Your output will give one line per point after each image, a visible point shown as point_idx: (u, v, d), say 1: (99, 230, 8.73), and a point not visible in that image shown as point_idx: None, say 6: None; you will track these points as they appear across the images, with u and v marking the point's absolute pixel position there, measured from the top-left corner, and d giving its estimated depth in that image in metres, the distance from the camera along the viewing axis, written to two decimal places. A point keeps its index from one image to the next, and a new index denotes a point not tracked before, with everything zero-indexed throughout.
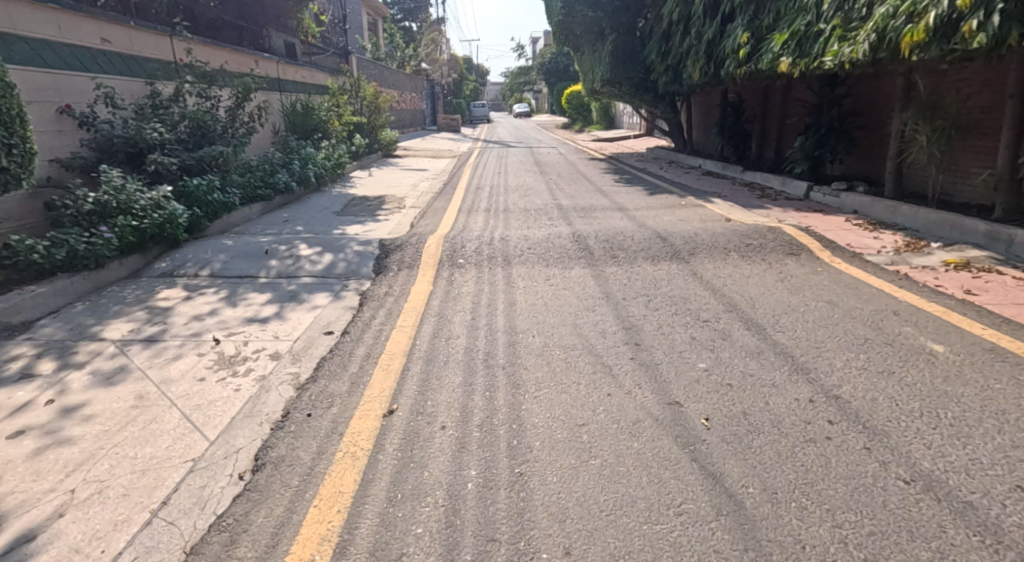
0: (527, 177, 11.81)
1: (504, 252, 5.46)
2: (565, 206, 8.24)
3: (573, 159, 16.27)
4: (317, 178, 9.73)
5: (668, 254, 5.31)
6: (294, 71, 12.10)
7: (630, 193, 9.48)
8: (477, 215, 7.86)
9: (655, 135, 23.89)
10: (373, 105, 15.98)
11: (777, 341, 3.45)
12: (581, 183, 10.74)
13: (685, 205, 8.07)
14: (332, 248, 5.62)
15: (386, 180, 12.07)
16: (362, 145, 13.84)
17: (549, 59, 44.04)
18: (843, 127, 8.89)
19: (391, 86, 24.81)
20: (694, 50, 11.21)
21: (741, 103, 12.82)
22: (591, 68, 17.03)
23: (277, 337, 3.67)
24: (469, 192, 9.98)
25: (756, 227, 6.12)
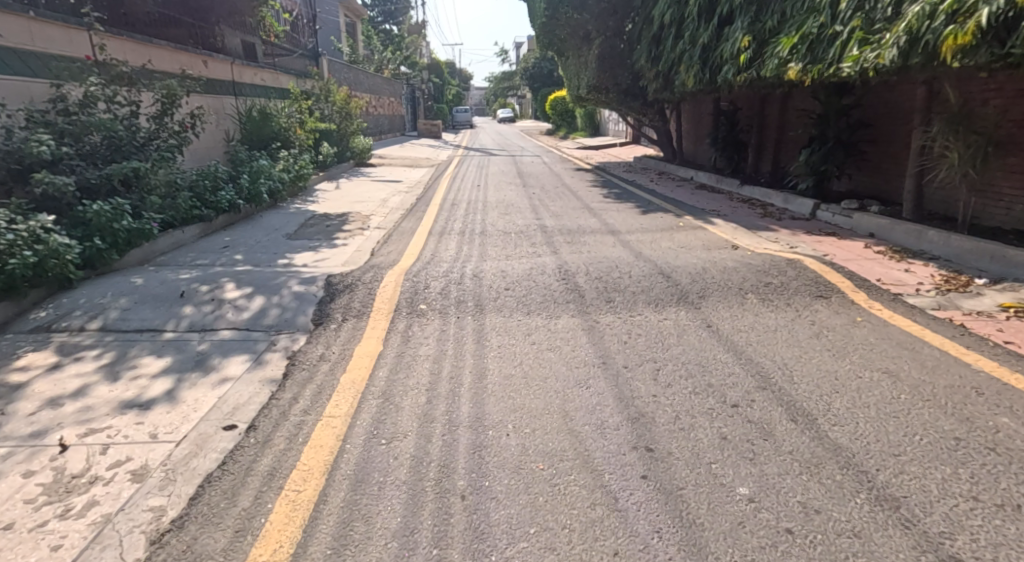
0: (508, 191, 10.89)
1: (476, 294, 4.50)
2: (550, 227, 7.33)
3: (558, 169, 15.40)
4: (270, 193, 8.73)
5: (673, 296, 4.41)
6: (251, 73, 11.23)
7: (619, 210, 8.65)
8: (450, 238, 6.90)
9: (643, 142, 23.12)
10: (343, 111, 15.05)
11: (833, 438, 2.54)
12: (566, 199, 9.88)
13: (681, 227, 7.23)
14: (266, 288, 4.63)
15: (354, 194, 11.04)
16: (330, 153, 12.91)
17: (533, 64, 43.36)
18: (852, 140, 8.09)
19: (368, 90, 23.83)
20: (686, 56, 10.38)
21: (736, 111, 12.01)
22: (577, 74, 16.20)
23: (155, 436, 2.69)
24: (444, 208, 9.01)
25: (771, 259, 5.25)
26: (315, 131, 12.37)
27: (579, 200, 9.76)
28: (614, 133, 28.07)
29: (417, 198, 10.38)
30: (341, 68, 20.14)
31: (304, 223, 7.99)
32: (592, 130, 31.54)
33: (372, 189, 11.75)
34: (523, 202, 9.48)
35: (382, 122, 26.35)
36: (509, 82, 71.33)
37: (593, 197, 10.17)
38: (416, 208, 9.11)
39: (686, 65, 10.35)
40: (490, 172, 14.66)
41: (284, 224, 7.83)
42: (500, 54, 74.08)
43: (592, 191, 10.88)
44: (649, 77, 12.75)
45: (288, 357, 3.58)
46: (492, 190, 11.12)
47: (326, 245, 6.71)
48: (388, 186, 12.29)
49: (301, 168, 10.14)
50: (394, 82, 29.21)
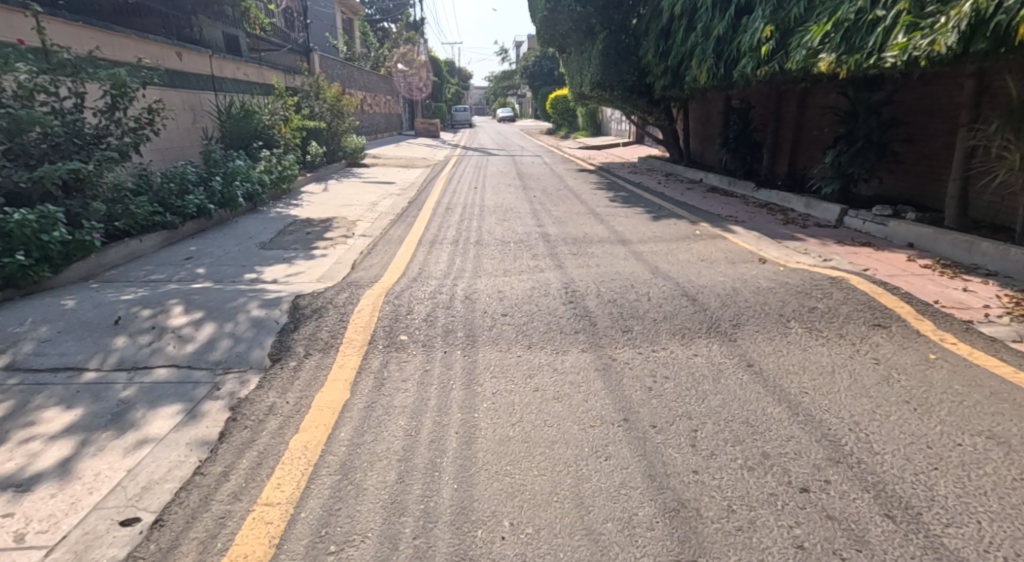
0: (507, 194, 10.20)
1: (467, 322, 3.79)
2: (553, 235, 6.63)
3: (560, 170, 14.72)
4: (247, 196, 8.10)
5: (701, 323, 3.73)
6: (233, 67, 10.65)
7: (627, 215, 7.98)
8: (442, 248, 6.20)
9: (647, 142, 22.43)
10: (334, 109, 14.43)
11: (950, 548, 1.84)
12: (569, 203, 9.20)
13: (697, 236, 6.55)
14: (220, 313, 3.93)
15: (344, 196, 10.36)
16: (319, 153, 12.34)
17: (533, 63, 42.72)
18: (883, 139, 7.40)
19: (363, 87, 23.16)
20: (699, 49, 9.68)
21: (749, 110, 11.31)
22: (580, 70, 15.50)
23: (24, 536, 1.98)
24: (438, 213, 8.32)
25: (809, 277, 4.54)
26: (302, 129, 11.80)
27: (583, 204, 9.08)
28: (616, 132, 27.38)
29: (410, 202, 9.70)
30: (334, 65, 19.44)
31: (283, 230, 7.30)
32: (594, 129, 30.87)
33: (363, 191, 11.06)
34: (523, 206, 8.80)
35: (378, 121, 25.64)
36: (509, 81, 70.64)
37: (598, 200, 9.49)
38: (408, 213, 8.43)
39: (699, 59, 9.63)
40: (489, 173, 13.98)
41: (261, 231, 7.13)
42: (500, 53, 73.32)
43: (597, 194, 10.20)
44: (657, 73, 12.06)
45: (232, 407, 2.89)
46: (491, 192, 10.43)
47: (304, 255, 6.03)
48: (381, 187, 11.61)
49: (285, 168, 9.58)
50: (391, 80, 28.57)
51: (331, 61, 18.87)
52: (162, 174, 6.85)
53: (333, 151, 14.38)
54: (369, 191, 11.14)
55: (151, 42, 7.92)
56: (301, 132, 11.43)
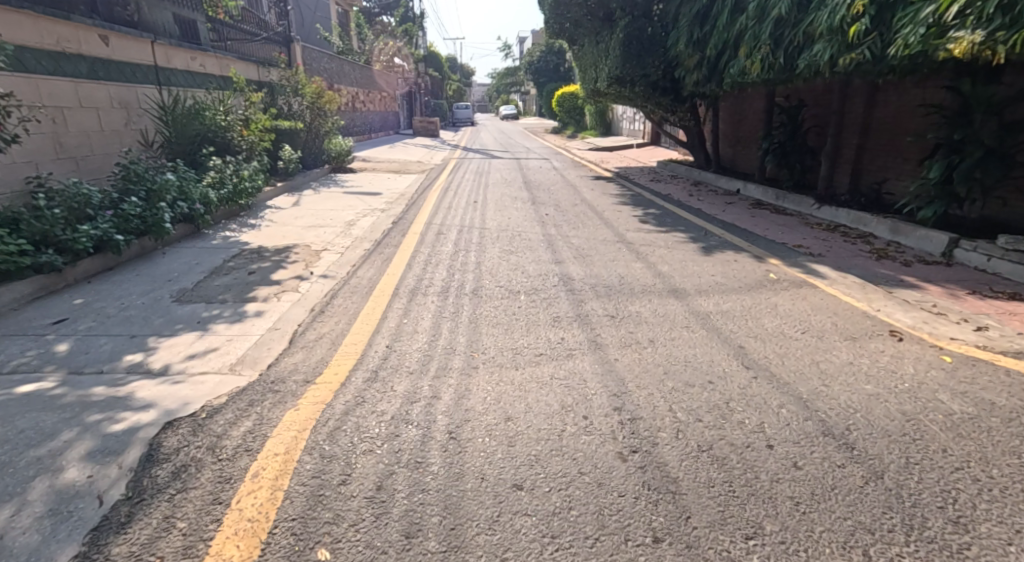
0: (513, 210, 8.51)
1: (450, 502, 2.06)
2: (576, 279, 4.92)
3: (572, 177, 13.00)
4: (181, 216, 6.47)
5: (885, 510, 1.99)
6: (186, 57, 9.05)
7: (667, 245, 6.27)
8: (426, 301, 4.47)
9: (664, 142, 20.69)
10: (312, 107, 12.89)
11: None
12: (589, 224, 7.48)
13: (773, 281, 4.84)
14: (7, 476, 2.18)
15: (318, 213, 8.65)
16: (292, 158, 10.90)
17: (538, 58, 41.03)
18: (1011, 149, 5.62)
19: (354, 83, 21.48)
20: (749, 35, 7.94)
21: (800, 109, 9.53)
22: (595, 64, 13.77)
23: None
24: (428, 239, 6.62)
25: (1009, 383, 2.81)
26: (269, 132, 10.30)
27: (607, 226, 7.37)
28: (628, 132, 25.69)
29: (397, 220, 8.00)
30: (321, 58, 17.72)
31: (222, 268, 5.59)
32: (605, 128, 29.19)
33: (342, 205, 9.37)
34: (535, 230, 7.09)
35: (371, 119, 23.89)
36: (512, 77, 68.82)
37: (625, 220, 7.78)
38: (389, 240, 6.74)
39: (748, 47, 7.93)
40: (491, 181, 12.29)
41: (190, 271, 5.42)
42: (503, 48, 71.63)
43: (621, 210, 8.49)
44: (689, 67, 10.34)
45: None
46: (494, 208, 8.71)
47: (234, 313, 4.34)
48: (366, 200, 9.91)
49: (240, 177, 8.06)
50: (387, 76, 26.90)
51: (317, 53, 17.15)
52: (54, 196, 5.13)
53: (310, 155, 12.92)
54: (350, 204, 9.47)
55: (53, 22, 6.26)
56: (268, 135, 9.93)
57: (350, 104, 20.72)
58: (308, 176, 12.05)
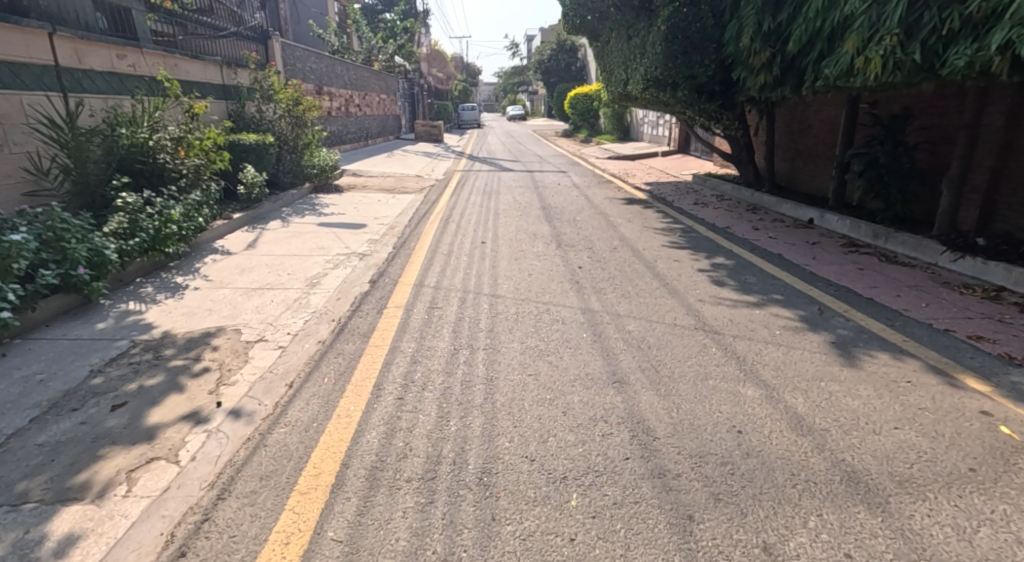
0: (534, 260, 6.41)
1: None
2: (662, 440, 2.85)
3: (598, 199, 10.87)
4: (48, 287, 4.52)
5: None
6: (104, 55, 7.15)
7: (773, 337, 4.15)
8: (398, 516, 2.38)
9: (695, 150, 18.55)
10: (286, 114, 10.98)
11: None
12: (641, 288, 5.39)
13: (1021, 452, 2.69)
14: None
15: (275, 261, 6.58)
16: (254, 180, 8.90)
17: (549, 57, 38.99)
18: None
19: (348, 85, 19.46)
20: (858, 21, 5.83)
21: (904, 119, 7.37)
22: (627, 63, 11.66)
23: None
24: (415, 324, 4.54)
25: None
26: (222, 149, 8.32)
27: (670, 293, 5.24)
28: (650, 139, 23.56)
29: (378, 278, 5.90)
30: (309, 57, 15.69)
31: (79, 390, 3.51)
32: (622, 132, 27.11)
33: (312, 247, 7.28)
34: (568, 302, 4.98)
35: (367, 125, 21.91)
36: (520, 78, 67.02)
37: (688, 279, 5.67)
38: (357, 322, 4.63)
39: (859, 39, 5.83)
40: (502, 206, 10.20)
41: (16, 401, 3.34)
42: (511, 47, 69.57)
43: (678, 260, 6.36)
44: (756, 66, 8.20)
45: None
46: (509, 256, 6.59)
47: (12, 550, 2.24)
48: (345, 238, 7.82)
49: (165, 215, 6.07)
50: (387, 77, 24.92)
51: (302, 51, 15.10)
52: None
53: (284, 172, 11.00)
54: (324, 246, 7.40)
55: None
56: (218, 154, 7.97)
57: (343, 108, 18.68)
58: (280, 200, 9.97)
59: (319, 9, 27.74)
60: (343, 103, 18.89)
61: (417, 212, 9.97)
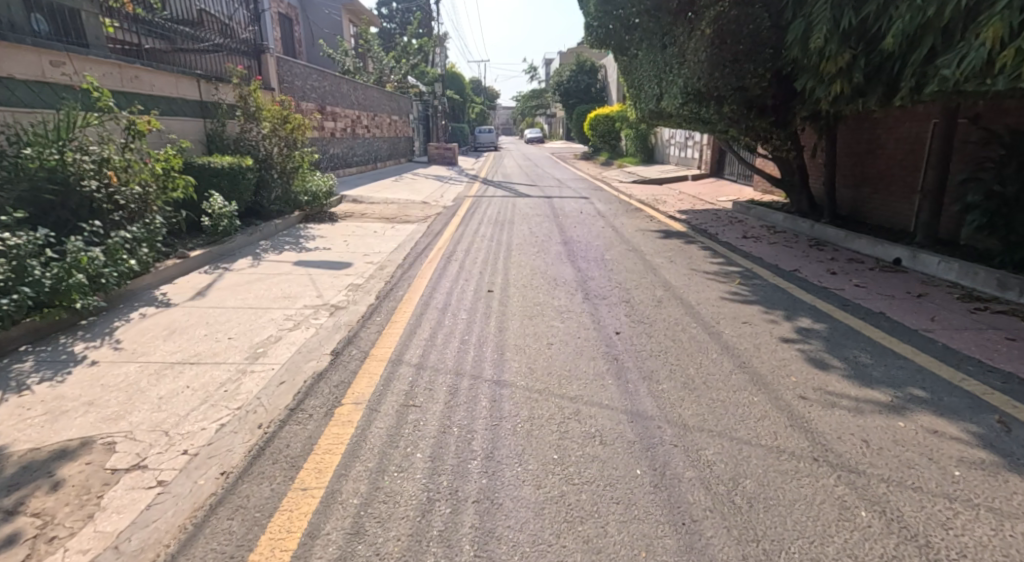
0: (555, 322, 4.87)
1: None
2: None
3: (629, 231, 9.35)
4: None
5: None
6: (32, 60, 5.84)
7: (951, 486, 2.54)
8: None
9: (730, 174, 16.99)
10: (272, 134, 9.66)
11: None
12: (708, 372, 3.81)
13: None
14: None
15: (222, 318, 5.11)
16: (223, 210, 7.51)
17: (567, 78, 37.95)
18: None
19: (354, 104, 18.29)
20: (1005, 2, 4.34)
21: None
22: (662, 75, 10.18)
23: None
24: (376, 442, 3.00)
25: None
26: (181, 175, 6.97)
27: (751, 382, 3.65)
28: (677, 161, 22.01)
29: (344, 348, 4.39)
30: (310, 74, 14.54)
31: None
32: (646, 154, 25.69)
33: (276, 296, 5.83)
34: (605, 402, 3.42)
35: (375, 147, 20.74)
36: (537, 101, 66.34)
37: (771, 356, 4.08)
38: (293, 434, 3.11)
39: (1007, 25, 4.29)
40: (516, 239, 8.72)
41: None
42: (529, 70, 69.03)
43: (748, 323, 4.77)
44: (830, 72, 6.65)
45: None
46: (522, 315, 5.06)
47: None
48: (322, 283, 6.36)
49: (72, 261, 4.66)
50: (398, 98, 23.82)
51: (302, 68, 13.95)
52: None
53: (267, 199, 9.67)
54: (292, 294, 5.94)
55: None
56: (172, 180, 6.60)
57: (348, 129, 17.53)
58: (259, 233, 8.57)
59: (331, 30, 27.04)
60: (349, 124, 17.74)
61: (417, 245, 8.51)
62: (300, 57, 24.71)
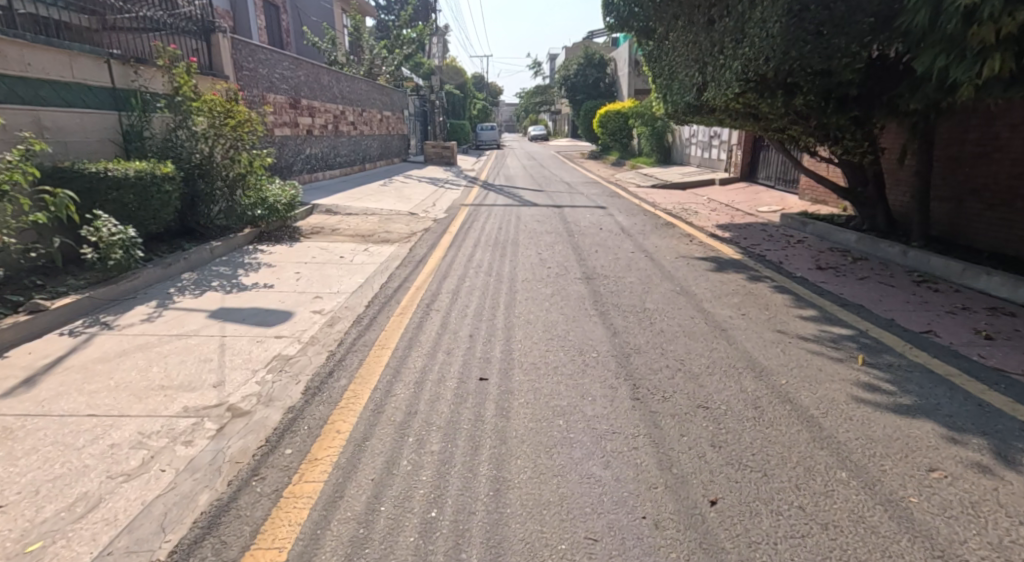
0: (593, 467, 2.78)
1: None
2: None
3: (667, 259, 7.27)
4: None
5: None
6: None
7: None
8: None
9: (767, 179, 14.89)
10: (210, 133, 7.67)
11: None
12: None
13: None
14: None
15: (31, 439, 3.06)
16: (115, 239, 5.47)
17: (575, 72, 35.90)
18: None
19: (338, 98, 16.25)
20: None
21: None
22: (708, 58, 8.08)
23: None
24: None
25: None
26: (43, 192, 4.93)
27: None
28: (699, 163, 19.88)
29: (192, 552, 2.28)
30: (280, 61, 12.48)
31: None
32: (661, 154, 23.59)
33: (151, 385, 3.75)
34: None
35: (364, 146, 18.70)
36: (542, 98, 64.30)
37: None
38: None
39: None
40: (521, 271, 6.65)
41: None
42: (533, 66, 66.84)
43: (945, 474, 2.66)
44: (984, 43, 4.55)
45: None
46: (535, 448, 2.96)
47: None
48: (236, 354, 4.29)
49: None
50: (391, 92, 21.79)
51: (270, 53, 11.89)
52: None
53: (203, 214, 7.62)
54: (178, 379, 3.86)
55: None
56: (20, 200, 4.57)
57: (330, 126, 15.48)
58: (181, 265, 6.51)
59: (323, 19, 25.09)
60: (331, 120, 15.68)
61: (389, 280, 6.43)
62: (289, 48, 22.81)
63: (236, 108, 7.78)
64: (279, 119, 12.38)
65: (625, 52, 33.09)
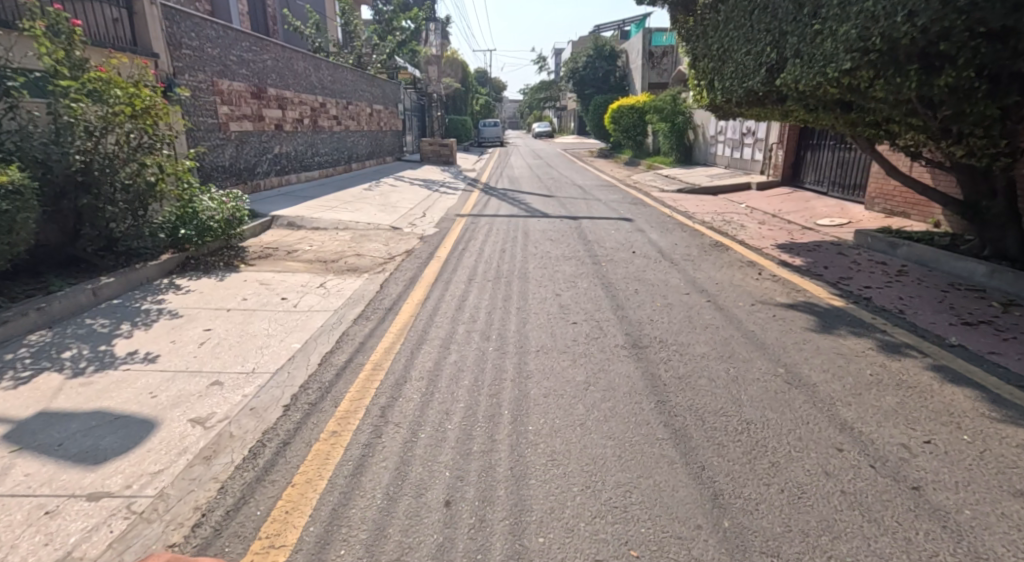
0: None
1: None
2: None
3: (740, 307, 5.15)
4: None
5: None
6: None
7: None
8: None
9: (819, 183, 12.72)
10: (107, 128, 5.57)
11: None
12: None
13: None
14: None
15: None
16: None
17: (584, 64, 33.72)
18: None
19: (317, 89, 14.13)
20: None
21: None
22: (791, 25, 5.92)
23: None
24: None
25: None
26: None
27: None
28: (727, 164, 17.72)
29: None
30: (237, 41, 10.33)
31: None
32: (682, 152, 21.43)
33: None
34: None
35: (349, 143, 16.60)
36: (547, 93, 62.16)
37: None
38: None
39: None
40: (532, 332, 4.56)
41: None
42: (538, 60, 64.58)
43: None
44: None
45: None
46: None
47: None
48: None
49: None
50: (382, 83, 19.66)
51: (223, 30, 9.75)
52: None
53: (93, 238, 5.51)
54: None
55: None
56: None
57: (304, 120, 13.36)
58: (29, 319, 4.40)
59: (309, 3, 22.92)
60: (306, 114, 13.55)
61: (337, 346, 4.36)
62: (276, 36, 20.67)
63: (124, 82, 5.66)
64: (235, 111, 10.26)
65: (638, 42, 30.82)
